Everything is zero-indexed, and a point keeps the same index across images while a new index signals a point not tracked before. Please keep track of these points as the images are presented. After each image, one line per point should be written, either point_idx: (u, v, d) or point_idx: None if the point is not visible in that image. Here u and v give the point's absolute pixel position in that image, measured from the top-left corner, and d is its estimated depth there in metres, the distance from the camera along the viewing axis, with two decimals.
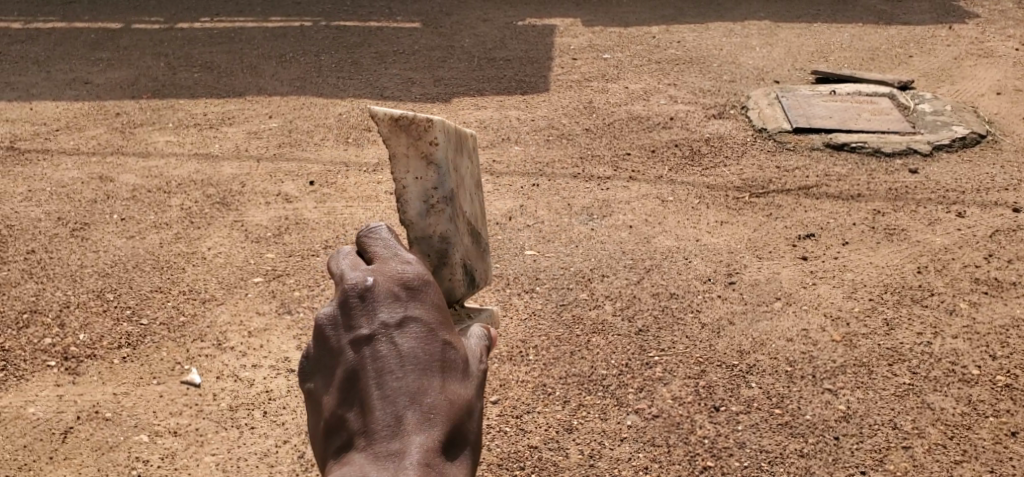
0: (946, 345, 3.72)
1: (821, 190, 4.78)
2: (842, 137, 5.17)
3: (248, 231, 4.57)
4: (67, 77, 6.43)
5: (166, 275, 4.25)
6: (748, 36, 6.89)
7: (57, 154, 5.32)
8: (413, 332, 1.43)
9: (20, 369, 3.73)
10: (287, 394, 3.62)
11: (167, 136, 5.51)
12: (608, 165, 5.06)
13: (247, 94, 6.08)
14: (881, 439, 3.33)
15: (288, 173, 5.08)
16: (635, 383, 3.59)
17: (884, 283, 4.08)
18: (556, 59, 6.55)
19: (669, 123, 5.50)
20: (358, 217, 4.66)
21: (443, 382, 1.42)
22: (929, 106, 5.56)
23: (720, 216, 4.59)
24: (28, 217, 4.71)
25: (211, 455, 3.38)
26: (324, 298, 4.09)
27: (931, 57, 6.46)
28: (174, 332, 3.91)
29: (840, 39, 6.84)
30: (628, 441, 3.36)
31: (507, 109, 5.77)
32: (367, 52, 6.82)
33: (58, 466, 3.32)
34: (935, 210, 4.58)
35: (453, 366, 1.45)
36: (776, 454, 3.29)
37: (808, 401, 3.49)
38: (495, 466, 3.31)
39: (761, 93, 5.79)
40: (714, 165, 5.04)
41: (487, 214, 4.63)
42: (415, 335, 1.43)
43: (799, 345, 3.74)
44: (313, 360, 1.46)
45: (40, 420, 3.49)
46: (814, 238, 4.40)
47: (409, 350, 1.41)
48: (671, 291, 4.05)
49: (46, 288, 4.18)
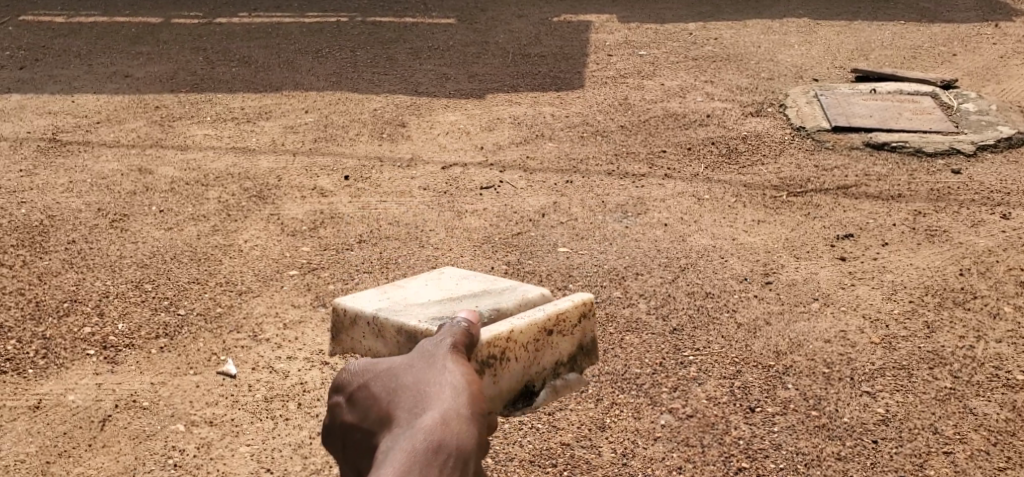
0: (990, 350, 3.67)
1: (860, 190, 4.72)
2: (882, 137, 5.12)
3: (284, 224, 4.60)
4: (108, 70, 6.50)
5: (203, 267, 4.29)
6: (786, 34, 6.84)
7: (98, 146, 5.38)
8: (363, 409, 1.57)
9: (60, 358, 3.78)
10: (321, 386, 3.63)
11: (205, 130, 5.57)
12: (643, 162, 5.04)
13: (283, 89, 6.12)
14: (921, 444, 3.28)
15: (323, 167, 5.10)
16: (669, 382, 3.58)
17: (925, 285, 4.03)
18: (591, 56, 6.53)
19: (705, 121, 5.46)
20: (392, 212, 4.67)
21: (407, 400, 1.50)
22: (973, 105, 5.49)
23: (757, 215, 4.56)
24: (70, 208, 4.77)
25: (246, 445, 3.39)
26: (359, 291, 4.11)
27: (976, 56, 6.37)
28: (211, 323, 3.95)
29: (881, 37, 6.76)
30: (661, 440, 3.34)
31: (541, 105, 5.77)
32: (403, 48, 6.82)
33: (96, 453, 3.36)
34: (979, 211, 4.51)
35: (414, 384, 1.54)
36: (812, 456, 3.25)
37: (845, 404, 3.45)
38: (528, 464, 3.27)
39: (799, 91, 5.75)
40: (752, 163, 5.01)
41: (520, 211, 4.64)
42: (367, 408, 1.56)
43: (837, 347, 3.71)
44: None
45: (79, 408, 3.54)
46: (853, 239, 4.36)
47: (370, 419, 1.54)
48: (707, 290, 4.03)
49: (85, 278, 4.24)
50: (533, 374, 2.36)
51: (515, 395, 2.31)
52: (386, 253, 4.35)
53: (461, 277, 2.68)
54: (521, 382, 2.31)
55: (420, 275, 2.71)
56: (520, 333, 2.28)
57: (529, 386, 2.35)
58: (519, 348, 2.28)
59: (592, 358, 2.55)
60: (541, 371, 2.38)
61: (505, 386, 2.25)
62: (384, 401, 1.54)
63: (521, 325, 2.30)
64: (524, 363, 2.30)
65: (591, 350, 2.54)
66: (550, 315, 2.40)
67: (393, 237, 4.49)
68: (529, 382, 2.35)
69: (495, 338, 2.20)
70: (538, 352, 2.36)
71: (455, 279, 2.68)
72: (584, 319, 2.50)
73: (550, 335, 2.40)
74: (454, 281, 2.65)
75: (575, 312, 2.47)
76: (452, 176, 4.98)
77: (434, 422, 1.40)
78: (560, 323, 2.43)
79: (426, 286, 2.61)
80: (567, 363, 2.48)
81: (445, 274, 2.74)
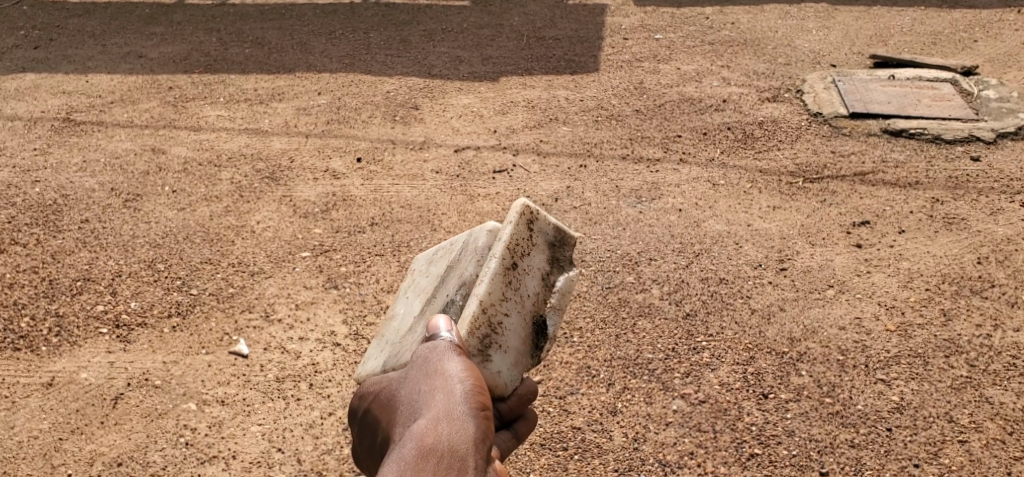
0: (1007, 339, 3.63)
1: (877, 177, 4.68)
2: (901, 124, 5.07)
3: (297, 206, 4.59)
4: (122, 50, 6.49)
5: (216, 247, 4.29)
6: (803, 19, 6.78)
7: (111, 126, 5.38)
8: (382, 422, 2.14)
9: (73, 335, 3.79)
10: (333, 367, 3.62)
11: (218, 111, 5.56)
12: (658, 147, 5.02)
13: (296, 71, 6.09)
14: (936, 432, 3.27)
15: (336, 149, 5.09)
16: (682, 367, 3.56)
17: (942, 273, 4.00)
18: (606, 39, 6.49)
19: (721, 106, 5.42)
20: (405, 195, 4.66)
21: (415, 415, 2.06)
22: (994, 92, 5.43)
23: (772, 201, 4.53)
24: (83, 187, 4.77)
25: (258, 425, 3.41)
26: (371, 273, 4.10)
27: (997, 42, 6.31)
28: (223, 303, 3.95)
29: (900, 23, 6.70)
30: (673, 425, 3.33)
31: (556, 89, 5.74)
32: (417, 30, 6.79)
33: (109, 431, 3.38)
34: (998, 200, 4.47)
35: (419, 399, 2.09)
36: (825, 444, 3.25)
37: (860, 391, 3.43)
38: (538, 445, 3.31)
39: (816, 77, 5.71)
40: (768, 149, 4.97)
41: (534, 194, 4.63)
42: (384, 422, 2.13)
43: (852, 333, 3.68)
44: (513, 442, 2.37)
45: (92, 386, 3.55)
46: (869, 226, 4.33)
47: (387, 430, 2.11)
48: (720, 276, 4.00)
49: (99, 257, 4.24)
50: (530, 311, 2.52)
51: (529, 340, 2.49)
52: (399, 236, 4.34)
53: (428, 265, 2.81)
54: (525, 328, 2.49)
55: (403, 293, 2.87)
56: (490, 295, 2.43)
57: (535, 321, 2.53)
58: (497, 306, 2.44)
59: (569, 245, 2.63)
60: (535, 300, 2.53)
61: (512, 346, 2.43)
62: (396, 417, 2.11)
63: (484, 287, 2.44)
64: (516, 313, 2.47)
65: (563, 240, 2.62)
66: (504, 249, 2.50)
67: (405, 219, 4.47)
68: (532, 319, 2.52)
69: (474, 324, 2.39)
70: (519, 291, 2.50)
71: (425, 272, 2.80)
72: (535, 224, 2.57)
73: (517, 267, 2.51)
74: (427, 269, 2.80)
75: (522, 227, 2.54)
76: (465, 159, 4.95)
77: (437, 429, 1.98)
78: (517, 249, 2.52)
79: (412, 299, 2.76)
80: (557, 265, 2.59)
81: (419, 269, 2.87)
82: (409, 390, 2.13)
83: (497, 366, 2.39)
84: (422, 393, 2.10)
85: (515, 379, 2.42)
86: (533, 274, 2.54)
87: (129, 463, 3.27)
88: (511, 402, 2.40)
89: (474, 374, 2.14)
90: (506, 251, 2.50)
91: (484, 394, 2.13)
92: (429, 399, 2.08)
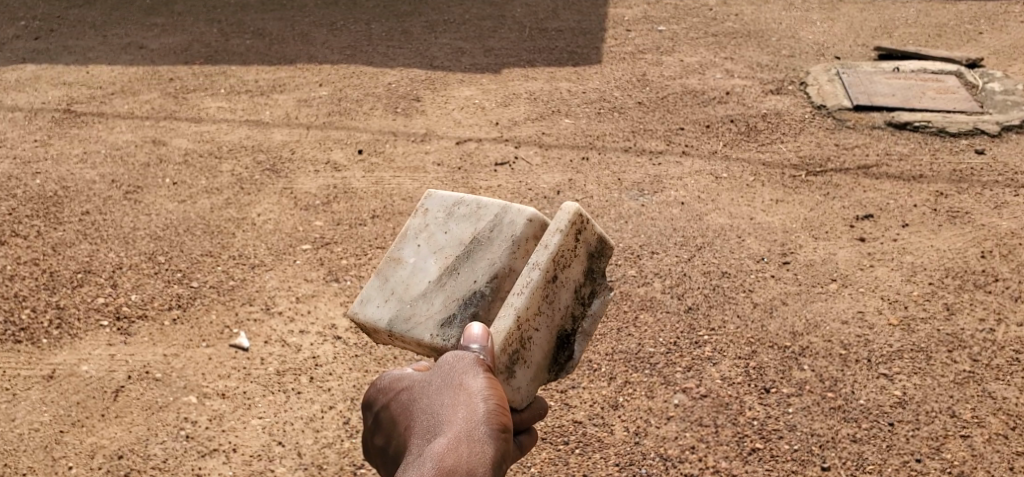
0: (1010, 333, 3.61)
1: (880, 170, 4.66)
2: (904, 116, 5.05)
3: (297, 198, 4.57)
4: (123, 41, 6.46)
5: (216, 239, 4.27)
6: (807, 11, 6.74)
7: (112, 118, 5.36)
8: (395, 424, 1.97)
9: (74, 328, 3.78)
10: (333, 360, 3.61)
11: (219, 102, 5.54)
12: (660, 139, 5.00)
13: (298, 62, 6.07)
14: (938, 427, 3.26)
15: (337, 141, 5.07)
16: (683, 361, 3.54)
17: (946, 267, 3.98)
18: (608, 31, 6.46)
19: (724, 98, 5.39)
20: (407, 187, 4.64)
21: (433, 429, 1.88)
22: (999, 85, 5.40)
23: (775, 194, 4.51)
24: (83, 179, 4.75)
25: (258, 418, 3.40)
26: (371, 266, 4.08)
27: (1002, 33, 6.28)
28: (224, 295, 3.93)
29: (905, 14, 6.67)
30: (675, 419, 3.32)
31: (558, 81, 5.71)
32: (419, 21, 6.77)
33: (109, 424, 3.37)
34: (1002, 193, 4.44)
35: (440, 411, 1.91)
36: (826, 439, 3.23)
37: (862, 386, 3.41)
38: (539, 440, 3.30)
39: (820, 70, 5.68)
40: (771, 141, 4.95)
41: (535, 187, 4.61)
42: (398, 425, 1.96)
43: (855, 328, 3.66)
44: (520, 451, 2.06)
45: (93, 378, 3.54)
46: (872, 220, 4.30)
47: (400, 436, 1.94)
48: (722, 270, 3.98)
49: (100, 249, 4.22)
50: (559, 324, 2.46)
51: (551, 354, 2.42)
52: (399, 229, 4.32)
53: (448, 217, 2.55)
54: (551, 341, 2.43)
55: (408, 229, 2.57)
56: (528, 308, 2.33)
57: (560, 336, 2.47)
58: (531, 320, 2.35)
59: (602, 257, 2.58)
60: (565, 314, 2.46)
61: (535, 360, 2.35)
62: (412, 425, 1.93)
63: (523, 299, 2.33)
64: (546, 328, 2.39)
65: (599, 252, 2.56)
66: (550, 259, 2.39)
67: (405, 212, 4.45)
68: (558, 332, 2.45)
69: (509, 338, 2.27)
70: (553, 305, 2.42)
71: (442, 223, 2.54)
72: (580, 233, 2.48)
73: (556, 280, 2.42)
74: (447, 221, 2.54)
75: (569, 237, 2.44)
76: (466, 151, 4.93)
77: (456, 452, 1.81)
78: (560, 260, 2.42)
79: (425, 251, 2.52)
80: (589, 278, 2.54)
81: (432, 211, 2.56)
82: (429, 397, 1.95)
83: (519, 382, 2.26)
84: (444, 403, 1.92)
85: (531, 395, 2.29)
86: (569, 286, 2.47)
87: (129, 456, 3.26)
88: (525, 414, 2.23)
89: (498, 391, 1.96)
90: (549, 261, 2.40)
91: (509, 414, 1.94)
92: (451, 413, 1.89)
